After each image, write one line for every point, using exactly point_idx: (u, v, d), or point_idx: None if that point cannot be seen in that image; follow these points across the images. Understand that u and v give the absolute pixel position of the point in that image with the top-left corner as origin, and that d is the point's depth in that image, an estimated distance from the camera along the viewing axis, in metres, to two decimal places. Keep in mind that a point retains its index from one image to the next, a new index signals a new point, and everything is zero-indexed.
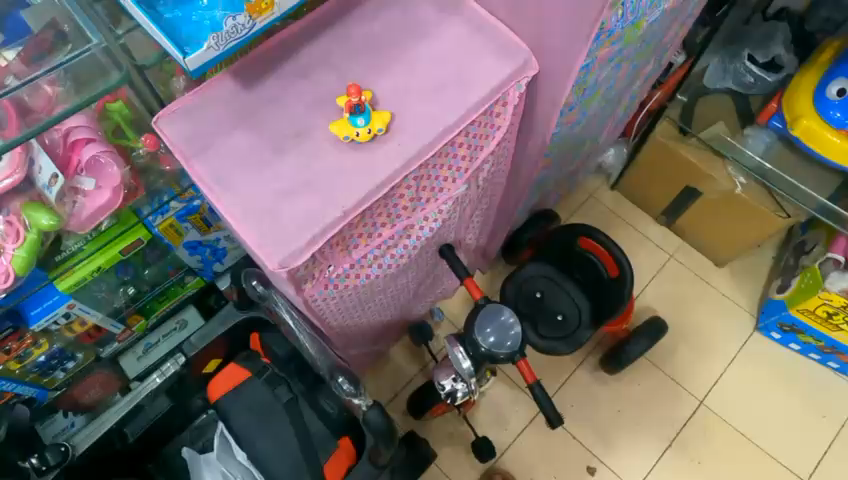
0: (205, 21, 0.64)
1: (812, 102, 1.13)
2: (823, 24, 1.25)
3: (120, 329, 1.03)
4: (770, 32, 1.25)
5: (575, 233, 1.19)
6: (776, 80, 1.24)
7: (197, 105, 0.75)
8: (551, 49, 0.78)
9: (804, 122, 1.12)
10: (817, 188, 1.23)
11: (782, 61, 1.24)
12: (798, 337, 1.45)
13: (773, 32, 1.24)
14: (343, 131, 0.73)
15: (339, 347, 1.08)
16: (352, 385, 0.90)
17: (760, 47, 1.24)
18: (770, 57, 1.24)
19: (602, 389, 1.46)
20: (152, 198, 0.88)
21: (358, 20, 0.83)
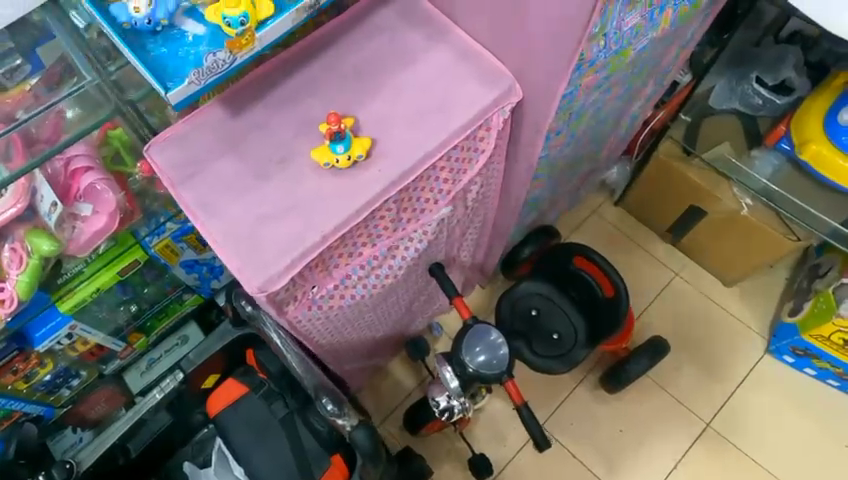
0: (190, 56, 0.67)
1: (823, 125, 1.09)
2: (826, 55, 1.18)
3: (121, 347, 1.10)
4: (780, 55, 1.18)
5: (570, 254, 1.21)
6: (787, 103, 1.19)
7: (187, 132, 0.78)
8: (532, 78, 0.78)
9: (813, 147, 1.09)
10: (829, 212, 1.17)
11: (794, 83, 1.17)
12: (812, 362, 1.39)
13: (784, 54, 1.18)
14: (324, 158, 0.75)
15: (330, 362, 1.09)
16: (336, 406, 0.91)
17: (770, 70, 1.18)
18: (780, 79, 1.18)
19: (604, 409, 1.43)
20: (149, 219, 0.94)
21: (351, 48, 0.83)
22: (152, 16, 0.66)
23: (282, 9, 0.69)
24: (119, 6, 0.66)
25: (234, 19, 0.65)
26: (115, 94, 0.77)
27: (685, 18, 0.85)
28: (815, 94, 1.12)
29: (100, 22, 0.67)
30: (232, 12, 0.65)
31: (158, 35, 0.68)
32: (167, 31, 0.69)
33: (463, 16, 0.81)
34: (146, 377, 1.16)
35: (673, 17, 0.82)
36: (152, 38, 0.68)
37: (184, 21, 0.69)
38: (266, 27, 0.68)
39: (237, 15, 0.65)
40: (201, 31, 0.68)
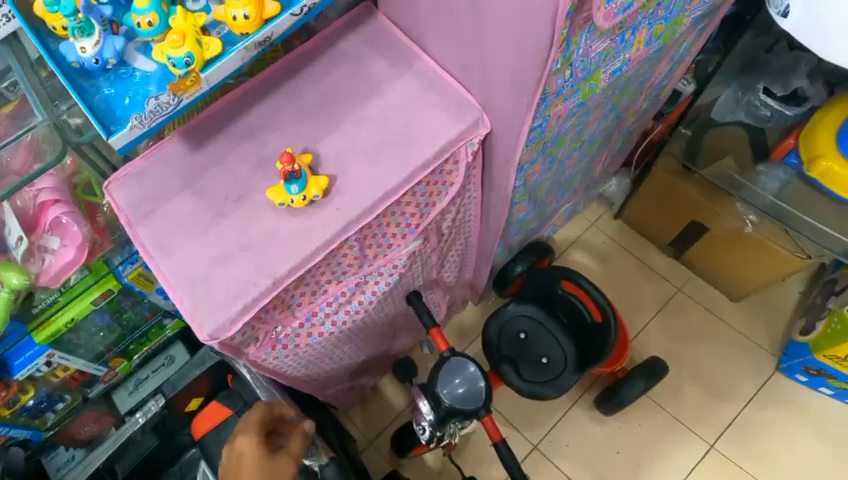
0: (138, 97, 0.66)
1: (833, 140, 1.00)
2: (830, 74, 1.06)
3: (104, 372, 1.08)
4: (794, 62, 1.07)
5: (555, 277, 1.11)
6: (797, 115, 1.08)
7: (145, 168, 0.76)
8: (499, 109, 0.75)
9: (822, 164, 1.00)
10: (839, 228, 1.07)
11: (806, 93, 1.06)
12: (828, 382, 1.27)
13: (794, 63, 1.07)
14: (279, 198, 0.72)
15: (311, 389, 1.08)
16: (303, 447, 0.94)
17: (779, 79, 1.08)
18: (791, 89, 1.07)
19: (602, 428, 1.32)
20: (122, 249, 0.92)
21: (313, 78, 0.80)
22: (100, 56, 0.64)
23: (233, 45, 0.67)
24: (67, 44, 0.64)
25: (179, 59, 0.63)
26: (72, 133, 0.73)
27: (663, 38, 0.81)
28: (825, 108, 1.02)
29: (49, 61, 0.65)
30: (177, 52, 0.63)
31: (109, 74, 0.67)
32: (117, 69, 0.67)
33: (431, 42, 0.78)
34: (134, 396, 1.16)
35: (649, 37, 0.77)
36: (103, 77, 0.66)
37: (135, 58, 0.67)
38: (212, 66, 0.66)
39: (182, 55, 0.63)
40: (151, 69, 0.67)
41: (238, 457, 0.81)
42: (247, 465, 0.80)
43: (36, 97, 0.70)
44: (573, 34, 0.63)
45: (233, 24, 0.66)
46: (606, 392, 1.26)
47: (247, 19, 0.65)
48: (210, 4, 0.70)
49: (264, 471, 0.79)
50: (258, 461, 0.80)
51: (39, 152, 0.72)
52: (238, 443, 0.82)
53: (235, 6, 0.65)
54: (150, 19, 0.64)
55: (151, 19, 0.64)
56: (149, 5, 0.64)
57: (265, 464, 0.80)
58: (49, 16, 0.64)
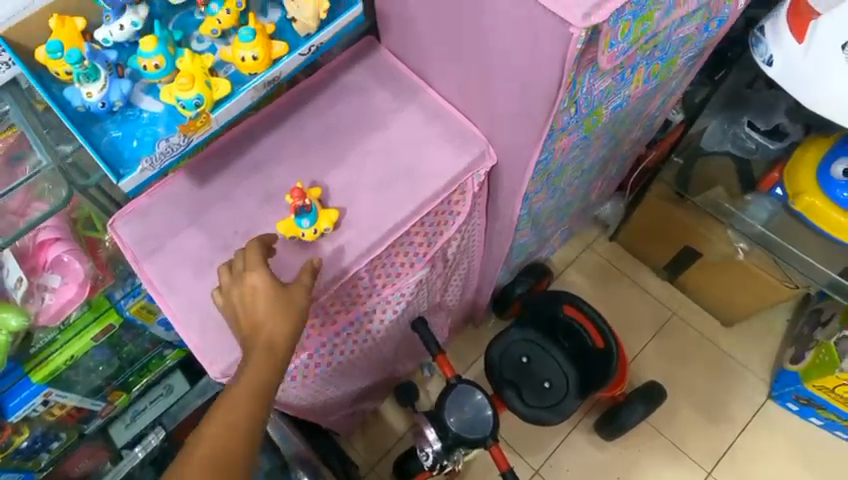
0: (146, 139, 0.66)
1: (816, 176, 1.03)
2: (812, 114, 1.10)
3: (102, 406, 1.06)
4: (773, 99, 1.14)
5: (560, 302, 1.15)
6: (779, 149, 1.13)
7: (151, 205, 0.76)
8: (505, 144, 0.77)
9: (805, 199, 1.02)
10: (823, 260, 1.10)
11: (788, 128, 1.11)
12: (817, 412, 1.27)
13: (774, 101, 1.13)
14: (289, 231, 0.72)
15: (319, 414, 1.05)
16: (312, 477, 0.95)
17: (762, 114, 1.14)
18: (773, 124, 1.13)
19: (603, 453, 1.31)
20: (124, 282, 0.90)
21: (319, 111, 0.81)
22: (106, 99, 0.65)
23: (241, 85, 0.68)
24: (72, 89, 0.65)
25: (189, 101, 0.64)
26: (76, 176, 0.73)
27: (659, 74, 0.84)
28: (806, 145, 1.06)
29: (53, 106, 0.65)
30: (186, 94, 0.64)
31: (115, 116, 0.67)
32: (123, 111, 0.67)
33: (435, 77, 0.80)
34: (131, 429, 1.12)
35: (646, 75, 0.81)
36: (110, 119, 0.67)
37: (142, 99, 0.68)
38: (222, 106, 0.66)
39: (192, 97, 0.64)
40: (158, 110, 0.68)
41: (249, 288, 0.64)
42: (260, 290, 0.64)
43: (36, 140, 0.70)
44: (579, 74, 0.65)
45: (241, 64, 0.67)
46: (606, 416, 1.25)
47: (255, 60, 0.67)
48: (215, 44, 0.71)
49: (279, 302, 0.63)
50: (270, 293, 0.64)
51: (52, 195, 0.72)
52: (247, 279, 0.65)
53: (243, 47, 0.67)
54: (157, 62, 0.65)
55: (158, 62, 0.65)
56: (157, 48, 0.65)
57: (280, 294, 0.64)
58: (52, 62, 0.63)
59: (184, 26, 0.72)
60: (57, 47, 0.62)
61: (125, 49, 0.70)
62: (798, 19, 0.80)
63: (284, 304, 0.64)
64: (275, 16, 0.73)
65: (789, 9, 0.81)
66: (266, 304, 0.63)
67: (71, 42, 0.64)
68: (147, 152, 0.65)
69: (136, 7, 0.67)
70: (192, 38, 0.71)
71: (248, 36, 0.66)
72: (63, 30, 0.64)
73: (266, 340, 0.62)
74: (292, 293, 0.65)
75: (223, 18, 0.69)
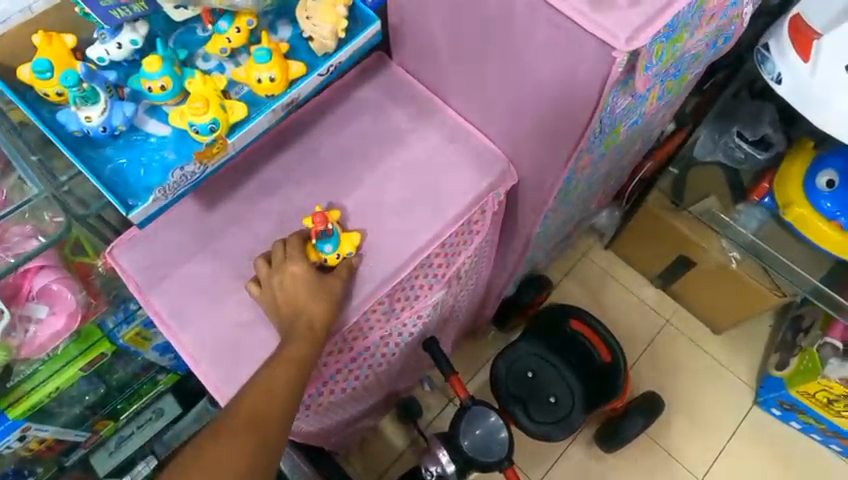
0: (154, 165, 0.60)
1: (802, 187, 1.01)
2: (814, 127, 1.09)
3: (86, 436, 0.98)
4: (758, 110, 1.13)
5: (566, 316, 1.15)
6: (767, 159, 1.12)
7: (152, 230, 0.71)
8: (528, 163, 0.76)
9: (794, 208, 1.00)
10: (807, 268, 1.09)
11: (773, 139, 1.11)
12: (798, 416, 1.23)
13: (759, 111, 1.12)
14: (313, 254, 0.69)
15: (319, 438, 0.99)
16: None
17: (750, 125, 1.12)
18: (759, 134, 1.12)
19: (602, 467, 1.26)
20: (117, 308, 0.82)
21: (332, 130, 0.78)
22: (108, 124, 0.59)
23: (257, 107, 0.62)
24: (67, 112, 0.58)
25: (203, 126, 0.58)
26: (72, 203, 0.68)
27: (672, 90, 0.84)
28: (790, 157, 1.04)
29: (45, 131, 0.59)
30: (200, 119, 0.58)
31: (117, 140, 0.61)
32: (127, 135, 0.61)
33: (453, 95, 0.77)
34: (116, 456, 1.05)
35: (661, 92, 0.81)
36: (111, 144, 0.61)
37: (146, 122, 0.61)
38: (239, 131, 0.60)
39: (206, 121, 0.58)
40: (167, 133, 0.61)
41: (290, 275, 0.66)
42: (300, 275, 0.66)
43: (28, 170, 0.63)
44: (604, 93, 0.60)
45: (256, 85, 0.62)
46: (606, 430, 1.22)
47: (272, 81, 0.61)
48: (224, 64, 0.64)
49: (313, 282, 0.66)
50: (311, 283, 0.66)
51: (36, 220, 0.63)
52: (287, 268, 0.67)
53: (258, 68, 0.61)
54: (163, 84, 0.58)
55: (164, 84, 0.58)
56: (162, 69, 0.58)
57: (315, 278, 0.67)
58: (39, 82, 0.56)
59: (185, 43, 0.64)
60: (46, 67, 0.55)
61: (122, 68, 0.62)
62: (799, 36, 0.78)
63: (319, 288, 0.66)
64: (286, 33, 0.66)
65: (789, 25, 0.79)
66: (308, 292, 0.66)
67: (62, 61, 0.56)
68: (161, 179, 0.59)
69: (134, 23, 0.60)
70: (197, 56, 0.64)
71: (264, 56, 0.61)
72: (50, 48, 0.56)
73: (305, 330, 0.63)
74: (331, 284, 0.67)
75: (233, 37, 0.62)
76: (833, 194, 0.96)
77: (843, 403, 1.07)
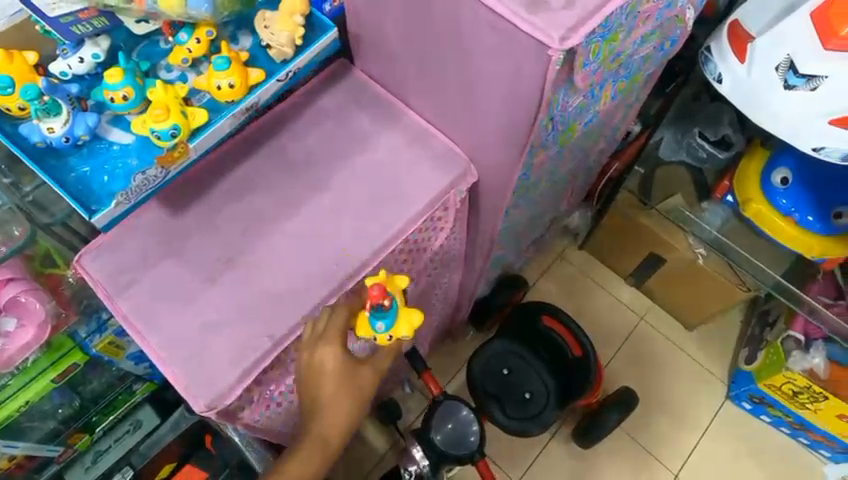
0: (118, 172, 0.61)
1: (759, 184, 1.03)
2: None
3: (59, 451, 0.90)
4: (717, 112, 1.15)
5: (537, 313, 1.16)
6: (727, 158, 1.15)
7: (120, 237, 0.72)
8: (486, 161, 0.79)
9: (753, 206, 1.02)
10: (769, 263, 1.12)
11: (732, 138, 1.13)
12: (768, 410, 1.25)
13: (718, 113, 1.15)
14: (362, 331, 0.69)
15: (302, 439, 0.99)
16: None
17: (710, 125, 1.15)
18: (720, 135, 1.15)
19: (581, 465, 1.27)
20: (89, 318, 0.80)
21: (295, 133, 0.80)
22: (70, 134, 0.60)
23: (218, 113, 0.64)
24: (30, 125, 0.59)
25: (164, 132, 0.59)
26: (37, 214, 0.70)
27: (625, 90, 0.88)
28: (748, 156, 1.07)
29: (8, 144, 0.60)
30: (161, 125, 0.59)
31: (80, 150, 0.62)
32: (90, 144, 0.62)
33: (412, 98, 0.80)
34: (93, 473, 0.93)
35: (614, 92, 0.85)
36: (74, 154, 0.62)
37: (109, 131, 0.63)
38: (200, 136, 0.62)
39: (166, 127, 0.60)
40: (129, 141, 0.62)
41: (319, 361, 0.69)
42: (329, 366, 0.69)
43: None
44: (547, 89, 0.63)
45: (216, 93, 0.64)
46: (582, 427, 1.23)
47: (232, 88, 0.64)
48: (186, 73, 0.66)
49: None
50: None
51: (5, 235, 0.68)
52: (320, 350, 0.69)
53: (218, 76, 0.63)
54: (125, 94, 0.60)
55: (126, 94, 0.60)
56: (124, 79, 0.60)
57: None
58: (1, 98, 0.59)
59: (149, 56, 0.66)
60: (7, 83, 0.58)
61: (84, 81, 0.64)
62: (738, 41, 0.81)
63: None
64: (247, 42, 0.69)
65: (728, 31, 0.82)
66: (334, 383, 0.70)
67: (23, 76, 0.59)
68: (122, 183, 0.61)
69: (96, 38, 0.63)
70: (160, 67, 0.66)
71: (223, 64, 0.63)
72: (11, 65, 0.59)
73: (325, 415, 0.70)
74: (356, 369, 0.71)
75: (193, 47, 0.64)
76: (787, 191, 1.00)
77: (808, 396, 1.09)
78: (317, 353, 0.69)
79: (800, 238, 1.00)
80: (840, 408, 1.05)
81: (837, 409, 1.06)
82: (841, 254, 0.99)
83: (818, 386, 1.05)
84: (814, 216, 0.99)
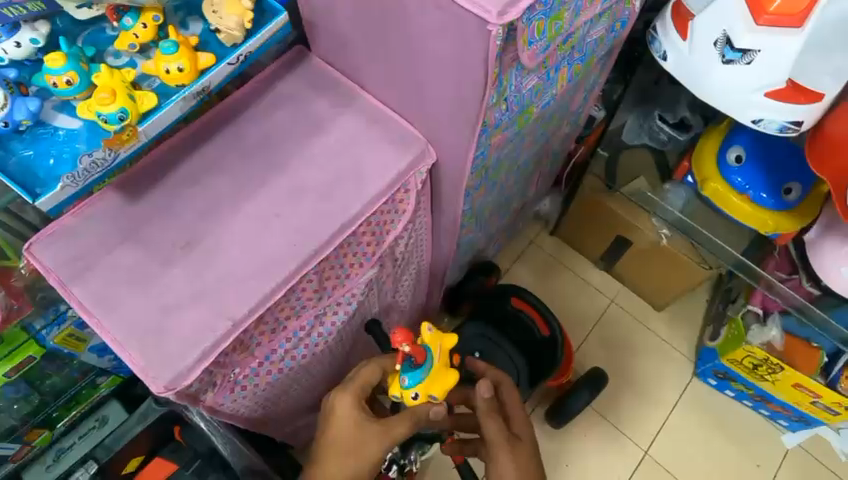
0: (65, 156, 0.61)
1: (716, 164, 1.06)
2: None
3: (16, 448, 0.88)
4: (676, 94, 1.18)
5: (508, 295, 1.19)
6: (688, 140, 1.17)
7: (74, 226, 0.72)
8: (444, 141, 0.80)
9: (711, 185, 1.05)
10: (730, 241, 1.14)
11: (691, 121, 1.16)
12: (732, 385, 1.28)
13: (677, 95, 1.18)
14: (395, 388, 0.83)
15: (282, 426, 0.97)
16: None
17: (669, 108, 1.18)
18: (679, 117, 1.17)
19: (554, 445, 1.28)
20: (45, 310, 0.78)
21: (253, 119, 0.81)
22: (10, 119, 0.60)
23: (168, 97, 0.64)
24: None
25: (111, 115, 0.60)
26: None
27: (580, 73, 0.90)
28: (705, 135, 1.10)
29: None
30: (107, 109, 0.59)
31: (23, 135, 0.62)
32: (33, 130, 0.63)
33: (369, 81, 0.81)
34: (53, 471, 0.90)
35: (569, 74, 0.87)
36: (16, 139, 0.62)
37: (54, 117, 0.63)
38: (150, 119, 0.62)
39: (114, 111, 0.60)
40: (76, 126, 0.63)
41: (338, 404, 0.82)
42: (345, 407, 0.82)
43: None
44: (491, 65, 0.64)
45: (166, 76, 0.64)
46: (554, 407, 1.25)
47: (181, 71, 0.64)
48: (135, 59, 0.66)
49: None
50: None
51: None
52: (338, 402, 0.82)
53: (166, 60, 0.64)
54: (69, 78, 0.60)
55: (70, 78, 0.60)
56: (67, 64, 0.60)
57: None
58: None
59: (95, 42, 0.67)
60: None
61: (26, 67, 0.64)
62: (680, 19, 0.83)
63: None
64: (197, 28, 0.69)
65: (672, 11, 0.85)
66: (350, 420, 0.81)
67: None
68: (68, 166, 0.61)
69: (34, 23, 0.62)
70: (107, 53, 0.66)
71: (170, 48, 0.63)
72: None
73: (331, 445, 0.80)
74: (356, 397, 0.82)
75: (140, 32, 0.65)
76: (742, 169, 1.02)
77: (766, 368, 1.13)
78: (334, 399, 0.83)
79: (755, 214, 1.03)
80: (796, 378, 1.10)
81: (794, 379, 1.10)
82: (794, 229, 1.03)
83: (775, 357, 1.10)
84: (768, 194, 1.01)
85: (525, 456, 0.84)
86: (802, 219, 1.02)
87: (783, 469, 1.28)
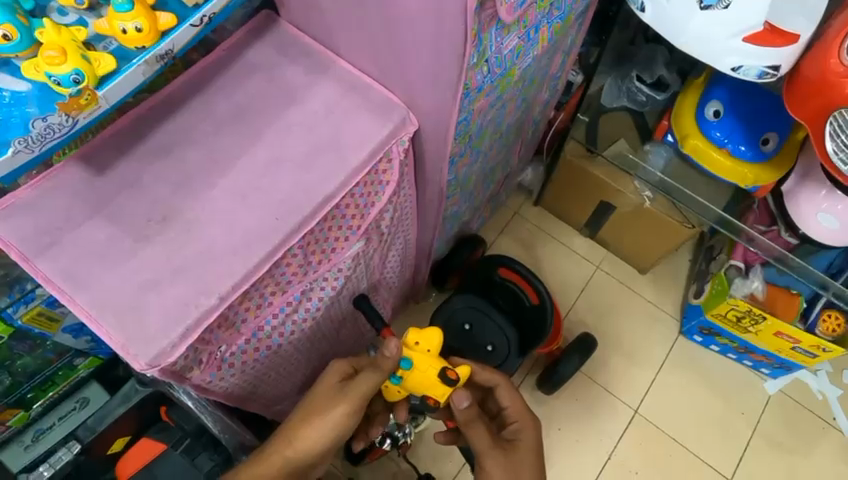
0: (14, 119, 0.57)
1: (695, 120, 1.06)
2: None
3: None
4: (652, 54, 1.17)
5: (495, 265, 1.20)
6: (665, 100, 1.18)
7: (37, 197, 0.69)
8: (424, 107, 0.78)
9: (691, 142, 1.06)
10: (713, 200, 1.15)
11: (669, 80, 1.17)
12: (718, 340, 1.31)
13: (654, 54, 1.17)
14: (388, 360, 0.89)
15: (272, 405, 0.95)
16: None
17: (646, 68, 1.17)
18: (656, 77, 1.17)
19: (548, 410, 1.30)
20: (10, 288, 0.74)
21: (224, 90, 0.77)
22: None
23: (127, 60, 0.61)
24: None
25: (64, 77, 0.56)
26: None
27: (560, 32, 0.89)
28: (684, 91, 1.10)
29: None
30: (59, 70, 0.56)
31: None
32: None
33: (343, 47, 0.79)
34: (31, 452, 0.88)
35: (550, 34, 0.85)
36: None
37: None
38: (109, 83, 0.59)
39: (67, 72, 0.56)
40: (24, 89, 0.58)
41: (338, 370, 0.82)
42: (335, 382, 0.81)
43: None
44: (469, 20, 0.62)
45: (123, 37, 0.60)
46: (546, 371, 1.26)
47: (139, 31, 0.60)
48: (84, 16, 0.63)
49: None
50: None
51: None
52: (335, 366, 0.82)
53: (121, 18, 0.60)
54: (6, 32, 0.56)
55: (7, 32, 0.56)
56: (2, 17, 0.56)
57: None
58: None
59: None
60: None
61: None
62: None
63: None
64: None
65: None
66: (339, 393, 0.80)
67: None
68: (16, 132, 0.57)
69: None
70: (52, 9, 0.63)
71: (125, 6, 0.60)
72: None
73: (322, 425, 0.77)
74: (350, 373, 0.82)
75: None
76: (721, 123, 1.03)
77: (749, 319, 1.16)
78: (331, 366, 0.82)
79: (735, 168, 1.04)
80: (778, 326, 1.12)
81: (775, 328, 1.13)
82: (771, 181, 1.04)
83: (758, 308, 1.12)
84: (746, 146, 1.03)
85: (519, 458, 0.86)
86: (779, 170, 1.04)
87: (766, 416, 1.32)
